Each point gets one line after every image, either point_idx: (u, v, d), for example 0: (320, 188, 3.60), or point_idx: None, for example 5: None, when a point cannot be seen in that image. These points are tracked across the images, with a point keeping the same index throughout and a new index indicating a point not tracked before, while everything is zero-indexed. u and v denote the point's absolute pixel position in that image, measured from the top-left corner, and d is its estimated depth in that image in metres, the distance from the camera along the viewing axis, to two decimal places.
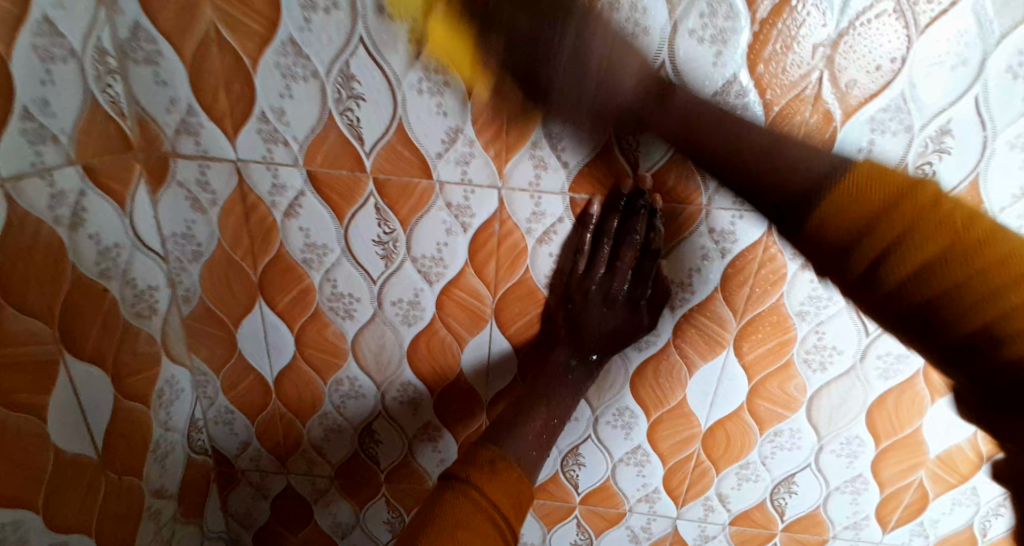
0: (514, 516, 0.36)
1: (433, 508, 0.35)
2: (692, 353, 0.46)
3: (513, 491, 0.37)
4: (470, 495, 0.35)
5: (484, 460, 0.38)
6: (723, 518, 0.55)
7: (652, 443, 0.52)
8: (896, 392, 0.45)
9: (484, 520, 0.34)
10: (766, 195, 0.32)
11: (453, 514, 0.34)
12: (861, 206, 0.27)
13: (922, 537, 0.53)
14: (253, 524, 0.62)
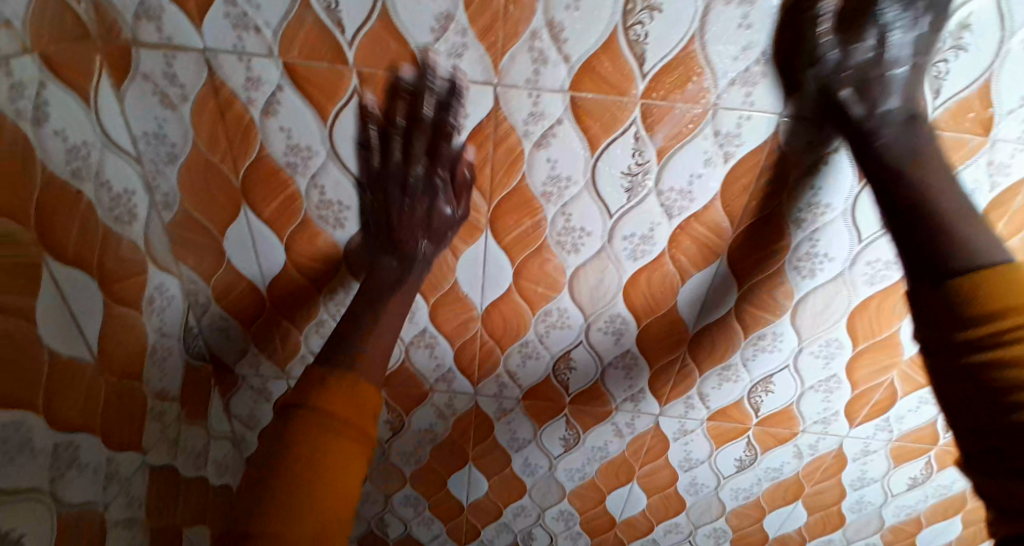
0: (362, 419, 0.36)
1: (277, 435, 0.35)
2: (687, 263, 0.46)
3: (356, 396, 0.36)
4: (313, 416, 0.35)
5: (315, 378, 0.37)
6: (702, 415, 0.59)
7: (640, 347, 0.54)
8: (879, 297, 0.47)
9: (337, 437, 0.35)
10: (897, 302, 0.34)
11: (298, 439, 0.34)
12: None
13: (886, 431, 0.57)
14: (258, 425, 0.64)
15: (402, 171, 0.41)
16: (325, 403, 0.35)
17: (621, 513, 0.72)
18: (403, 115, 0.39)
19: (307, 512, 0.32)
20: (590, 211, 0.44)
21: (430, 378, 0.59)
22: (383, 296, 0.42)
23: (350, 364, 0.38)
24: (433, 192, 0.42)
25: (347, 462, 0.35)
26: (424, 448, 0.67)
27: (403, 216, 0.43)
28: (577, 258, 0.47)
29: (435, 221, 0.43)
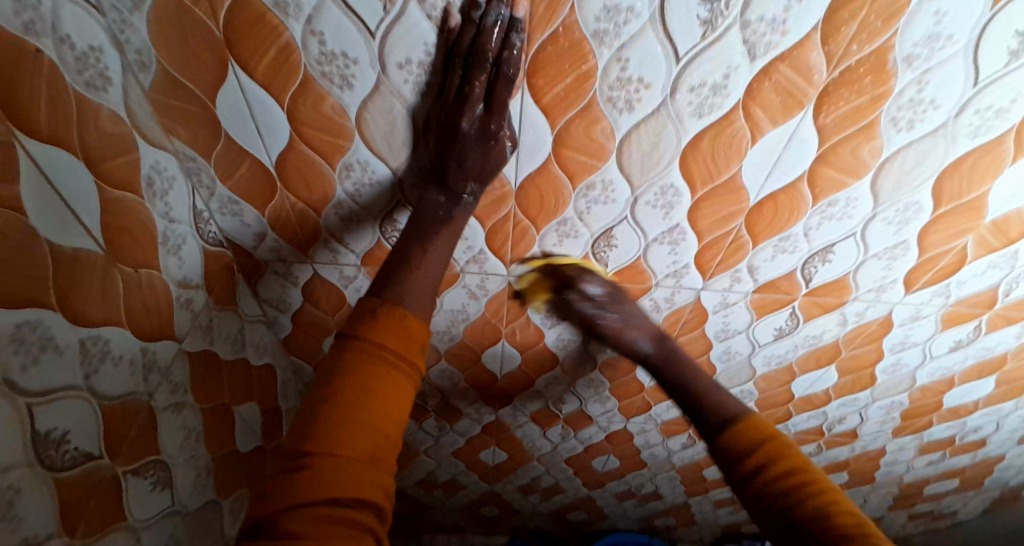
0: (410, 352, 0.39)
1: (333, 362, 0.37)
2: (762, 117, 0.39)
3: (405, 330, 0.39)
4: (366, 349, 0.37)
5: (366, 311, 0.39)
6: (748, 288, 0.56)
7: (691, 222, 0.49)
8: (978, 153, 0.40)
9: (385, 363, 0.37)
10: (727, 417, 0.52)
11: (352, 367, 0.36)
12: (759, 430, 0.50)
13: (942, 297, 0.55)
14: (290, 308, 0.63)
15: (458, 116, 0.39)
16: (376, 333, 0.38)
17: (650, 379, 0.74)
18: (468, 46, 0.35)
19: (359, 428, 0.35)
20: (652, 56, 0.36)
21: (461, 259, 0.56)
22: (428, 231, 0.44)
23: (399, 299, 0.40)
24: (489, 139, 0.41)
25: (394, 387, 0.37)
26: (458, 327, 0.67)
27: (456, 161, 0.42)
28: (631, 118, 0.40)
29: (488, 162, 0.42)
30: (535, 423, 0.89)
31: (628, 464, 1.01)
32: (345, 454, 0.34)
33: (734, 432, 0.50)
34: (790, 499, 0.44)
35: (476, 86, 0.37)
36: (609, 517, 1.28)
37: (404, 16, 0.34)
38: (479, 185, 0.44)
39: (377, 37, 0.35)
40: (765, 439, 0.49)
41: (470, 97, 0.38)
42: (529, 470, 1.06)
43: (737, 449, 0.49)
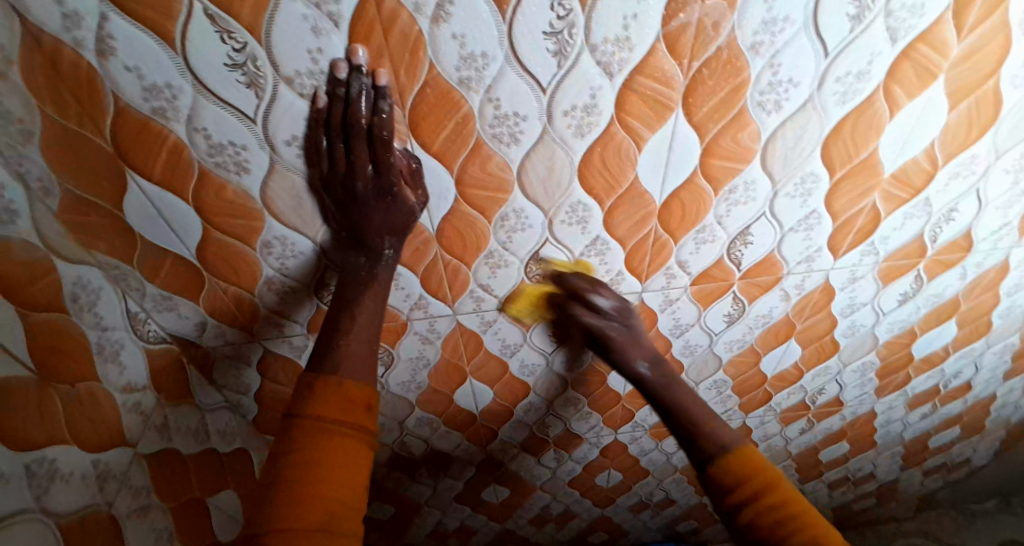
0: (353, 415, 0.41)
1: (283, 445, 0.39)
2: (639, 126, 0.41)
3: (345, 397, 0.41)
4: (308, 424, 0.40)
5: (304, 387, 0.42)
6: (685, 282, 0.57)
7: (609, 232, 0.51)
8: (853, 117, 0.42)
9: (332, 435, 0.39)
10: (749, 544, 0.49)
11: (296, 442, 0.39)
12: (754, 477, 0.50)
13: (872, 255, 0.57)
14: (249, 388, 0.63)
15: (348, 179, 0.41)
16: (318, 408, 0.41)
17: (624, 388, 0.75)
18: (342, 119, 0.38)
19: (310, 498, 0.37)
20: (518, 91, 0.38)
21: (405, 308, 0.57)
22: (354, 295, 0.46)
23: (335, 370, 0.43)
24: (388, 196, 0.42)
25: (341, 450, 0.39)
26: (422, 373, 0.67)
27: (365, 220, 0.43)
28: (520, 149, 0.42)
29: (395, 218, 0.44)
30: (527, 453, 0.88)
31: (631, 475, 1.00)
32: (298, 526, 0.35)
33: (720, 460, 0.52)
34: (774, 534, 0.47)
35: (360, 151, 0.39)
36: (630, 532, 1.25)
37: (277, 99, 0.36)
38: (397, 237, 0.45)
39: (257, 121, 0.37)
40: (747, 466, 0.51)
41: (356, 161, 0.40)
42: (536, 501, 1.04)
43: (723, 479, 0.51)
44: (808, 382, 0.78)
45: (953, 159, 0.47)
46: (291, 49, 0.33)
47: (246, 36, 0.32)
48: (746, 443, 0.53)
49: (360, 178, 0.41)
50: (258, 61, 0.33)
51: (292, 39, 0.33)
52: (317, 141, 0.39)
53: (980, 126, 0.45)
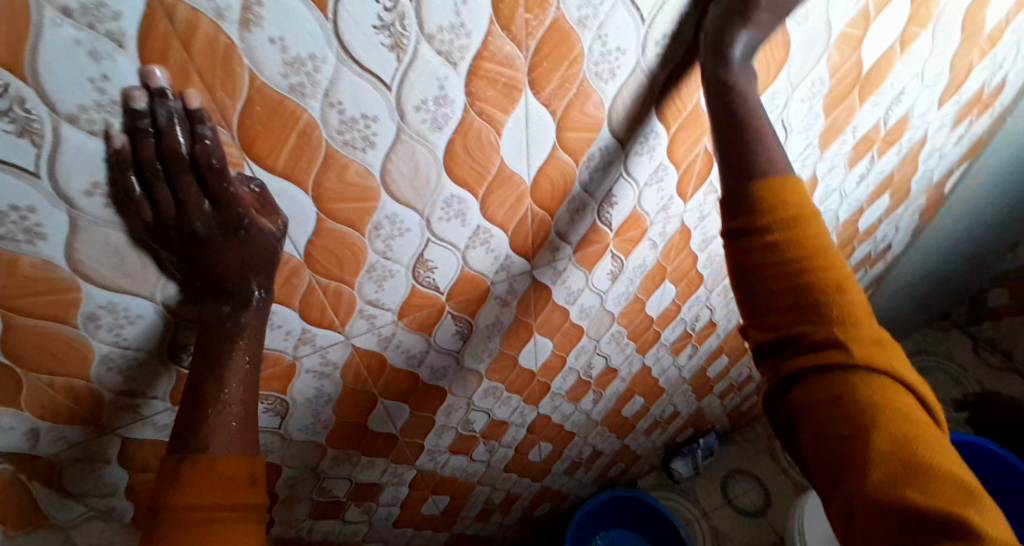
0: (233, 494, 0.37)
1: (151, 543, 0.36)
2: (492, 111, 0.41)
3: (219, 477, 0.37)
4: (177, 518, 0.36)
5: (168, 473, 0.37)
6: (569, 251, 0.60)
7: (488, 219, 0.50)
8: (675, 75, 0.47)
9: (211, 522, 0.36)
10: (795, 335, 0.44)
11: (166, 543, 0.35)
12: (821, 281, 0.44)
13: (713, 193, 0.65)
14: (116, 487, 0.54)
15: (181, 221, 0.35)
16: (188, 497, 0.36)
17: (535, 363, 0.77)
18: (158, 154, 0.32)
19: None
20: (360, 92, 0.35)
21: (290, 349, 0.51)
22: (216, 349, 0.40)
23: (206, 445, 0.38)
24: (237, 231, 0.37)
25: (222, 539, 0.36)
26: (327, 409, 0.62)
27: (212, 265, 0.38)
28: (377, 153, 0.39)
29: (252, 253, 0.38)
30: (458, 454, 0.87)
31: (560, 442, 1.04)
32: None
33: (784, 254, 0.45)
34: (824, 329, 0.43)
35: (188, 188, 0.34)
36: (570, 492, 1.31)
37: (62, 144, 0.29)
38: (262, 275, 0.40)
39: (43, 174, 0.30)
40: (782, 203, 0.45)
41: (184, 199, 0.34)
42: (477, 497, 1.03)
43: (754, 215, 0.46)
44: (687, 313, 0.88)
45: (762, 94, 0.55)
46: (67, 81, 0.27)
47: (6, 76, 0.25)
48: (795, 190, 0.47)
49: (199, 217, 0.35)
50: (28, 103, 0.27)
51: (62, 69, 0.26)
52: (128, 186, 0.33)
53: (777, 66, 0.53)
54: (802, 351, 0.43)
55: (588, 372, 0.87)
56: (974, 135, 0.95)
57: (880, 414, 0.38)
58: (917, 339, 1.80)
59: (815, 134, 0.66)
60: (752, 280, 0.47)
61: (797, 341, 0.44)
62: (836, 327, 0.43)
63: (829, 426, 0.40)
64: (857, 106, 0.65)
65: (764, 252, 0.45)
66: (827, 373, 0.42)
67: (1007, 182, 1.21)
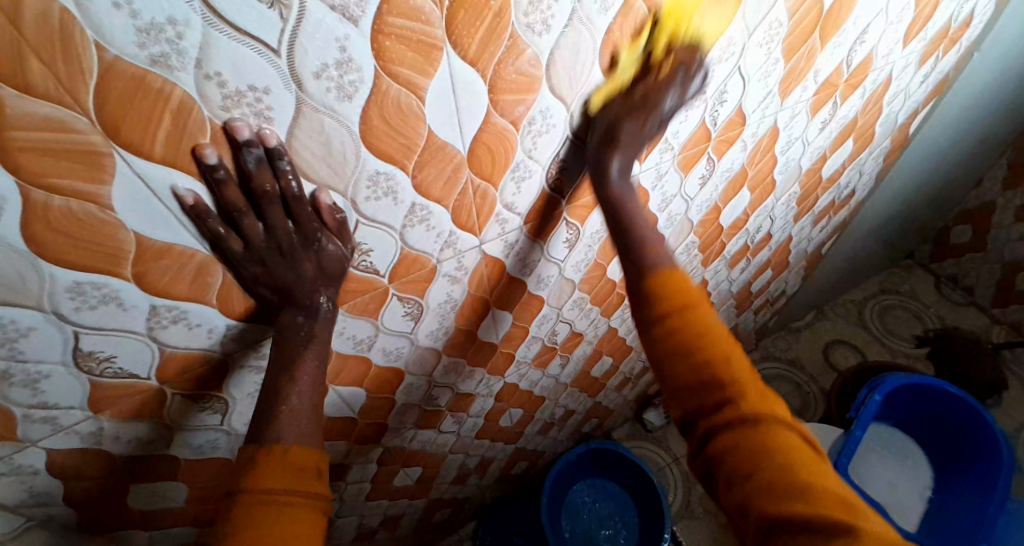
0: (303, 483, 0.42)
1: (229, 523, 0.40)
2: (410, 74, 0.36)
3: (291, 465, 0.42)
4: (254, 500, 0.40)
5: (247, 460, 0.42)
6: (518, 222, 0.57)
7: (424, 195, 0.46)
8: (618, 22, 0.42)
9: (281, 506, 0.40)
10: (703, 412, 0.53)
11: (244, 522, 0.39)
12: (710, 375, 0.52)
13: (669, 150, 0.61)
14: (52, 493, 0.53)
15: (272, 243, 0.41)
16: (264, 481, 0.41)
17: (496, 335, 0.75)
18: (241, 195, 0.37)
19: None
20: (240, 59, 0.30)
21: (215, 347, 0.48)
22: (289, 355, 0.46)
23: (277, 437, 0.43)
24: (313, 246, 0.43)
25: (295, 523, 0.40)
26: None
27: (293, 280, 0.44)
28: (276, 129, 0.34)
29: (325, 268, 0.45)
30: (425, 428, 0.86)
31: (530, 407, 1.04)
32: None
33: (669, 334, 0.53)
34: (716, 406, 0.52)
35: (274, 214, 0.39)
36: (545, 449, 1.34)
37: None
38: (332, 288, 0.47)
39: None
40: (664, 287, 0.53)
41: (272, 223, 0.40)
42: (450, 464, 1.04)
43: (651, 302, 0.53)
44: None
45: (715, 42, 0.51)
46: None
47: None
48: (671, 262, 0.54)
49: (271, 239, 0.41)
50: None
51: None
52: None
53: (729, 10, 0.48)
54: (706, 411, 0.52)
55: (552, 339, 0.86)
56: (938, 73, 0.92)
57: (767, 450, 0.48)
58: (880, 280, 1.85)
59: (774, 82, 0.62)
60: (665, 366, 0.54)
61: (706, 417, 0.52)
62: (730, 397, 0.51)
63: (738, 469, 0.49)
64: (817, 49, 0.61)
65: (672, 336, 0.52)
66: (730, 427, 0.50)
67: (967, 120, 1.21)
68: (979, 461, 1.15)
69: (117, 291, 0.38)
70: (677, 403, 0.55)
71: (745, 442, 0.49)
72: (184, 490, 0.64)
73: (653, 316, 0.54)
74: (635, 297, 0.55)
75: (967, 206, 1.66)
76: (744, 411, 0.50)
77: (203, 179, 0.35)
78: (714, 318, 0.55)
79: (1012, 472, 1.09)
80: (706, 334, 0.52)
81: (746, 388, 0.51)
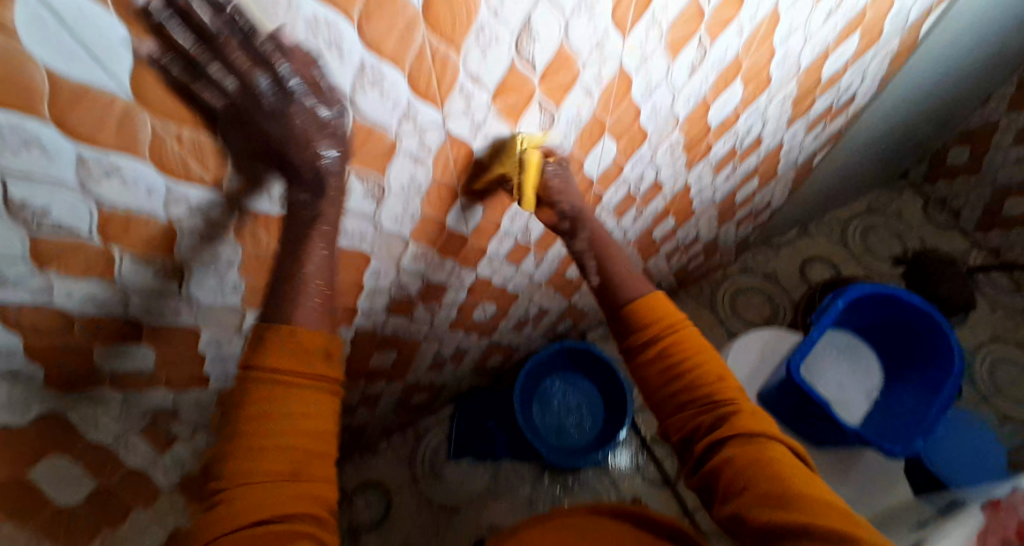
0: (305, 366, 0.50)
1: (242, 392, 0.48)
2: None
3: (300, 350, 0.50)
4: (263, 379, 0.48)
5: (257, 339, 0.50)
6: (485, 99, 0.53)
7: (372, 50, 0.41)
8: None
9: (288, 387, 0.49)
10: (700, 429, 0.61)
11: (255, 398, 0.48)
12: (701, 387, 0.63)
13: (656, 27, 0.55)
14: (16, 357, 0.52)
15: (246, 90, 0.39)
16: (271, 360, 0.49)
17: (466, 226, 0.74)
18: (191, 37, 0.35)
19: (268, 450, 0.46)
20: None
21: (159, 209, 0.46)
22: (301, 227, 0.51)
23: (287, 321, 0.50)
24: (295, 96, 0.41)
25: (303, 404, 0.49)
26: (232, 273, 0.59)
27: (284, 132, 0.43)
28: None
29: (314, 119, 0.43)
30: (397, 315, 0.88)
31: (504, 302, 1.07)
32: (265, 479, 0.45)
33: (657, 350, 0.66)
34: (708, 414, 0.61)
35: (236, 58, 0.37)
36: (520, 346, 1.40)
37: None
38: (333, 140, 0.46)
39: None
40: (654, 309, 0.68)
41: (240, 68, 0.38)
42: (426, 351, 1.09)
43: (640, 325, 0.68)
44: (629, 174, 0.83)
45: None
46: None
47: None
48: (654, 291, 0.71)
49: (231, 99, 0.40)
50: None
51: None
52: None
53: None
54: (705, 426, 0.61)
55: (525, 235, 0.86)
56: None
57: (769, 468, 0.54)
58: (869, 200, 1.83)
59: None
60: (663, 394, 0.66)
61: (701, 448, 0.61)
62: (724, 408, 0.61)
63: (738, 478, 0.55)
64: None
65: (655, 361, 0.66)
66: (728, 440, 0.58)
67: (990, 25, 1.11)
68: (933, 366, 1.16)
69: (38, 136, 0.36)
70: (673, 423, 0.65)
71: (741, 457, 0.56)
72: (155, 354, 0.64)
73: (643, 346, 0.67)
74: (626, 324, 0.69)
75: (970, 125, 1.58)
76: (732, 415, 0.60)
77: (144, 22, 0.33)
78: (703, 340, 0.67)
79: (959, 373, 1.10)
80: (689, 354, 0.65)
81: (743, 407, 0.61)
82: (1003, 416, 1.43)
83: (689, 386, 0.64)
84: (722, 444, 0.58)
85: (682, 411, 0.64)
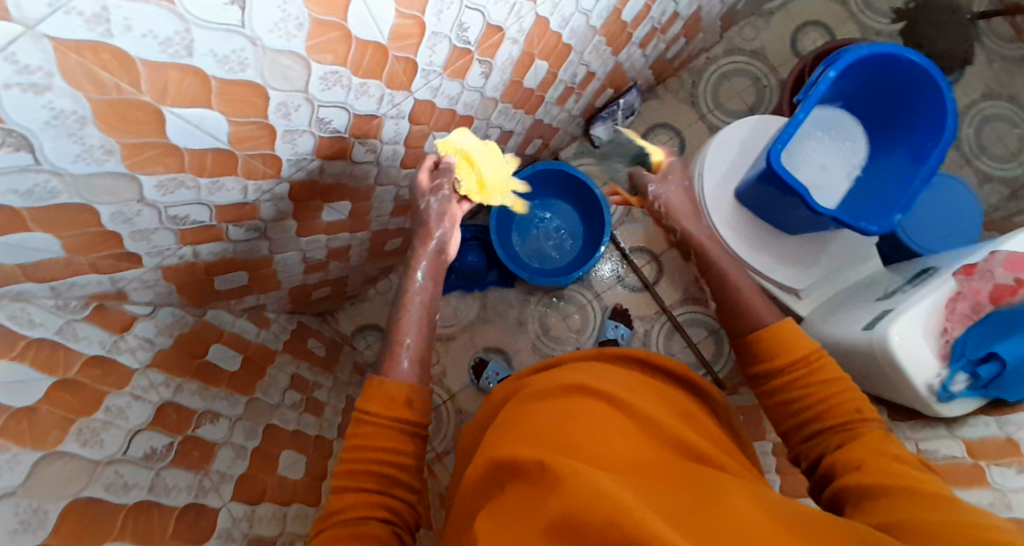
0: (403, 410, 0.71)
1: (357, 426, 0.70)
2: None
3: (395, 397, 0.71)
4: (366, 421, 0.70)
5: (371, 387, 0.72)
6: None
7: None
8: None
9: (382, 423, 0.69)
10: (832, 461, 0.63)
11: (365, 430, 0.69)
12: (832, 414, 0.67)
13: None
14: None
15: None
16: (374, 404, 0.70)
17: (381, 33, 0.59)
18: None
19: (372, 469, 0.67)
20: None
21: None
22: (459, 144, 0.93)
23: (391, 375, 0.73)
24: None
25: (391, 438, 0.69)
26: (90, 129, 0.46)
27: None
28: None
29: None
30: (332, 160, 0.75)
31: (457, 128, 0.94)
32: (365, 488, 0.65)
33: (781, 376, 0.72)
34: (832, 428, 0.66)
35: None
36: None
37: None
38: None
39: None
40: (782, 346, 0.73)
41: None
42: (383, 198, 0.98)
43: (768, 353, 0.74)
44: None
45: None
46: None
47: None
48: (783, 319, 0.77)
49: None
50: None
51: None
52: None
53: None
54: (830, 445, 0.65)
55: (462, 36, 0.70)
56: None
57: (900, 484, 0.53)
58: None
59: None
60: (784, 412, 0.72)
61: (833, 471, 0.62)
62: (852, 429, 0.65)
63: (869, 495, 0.54)
64: None
65: (782, 389, 0.72)
66: (869, 469, 0.57)
67: None
68: (926, 133, 1.08)
69: None
70: (800, 448, 0.70)
71: (881, 486, 0.54)
72: (56, 240, 0.56)
73: (765, 374, 0.74)
74: (757, 353, 0.76)
75: None
76: (859, 432, 0.64)
77: None
78: (837, 371, 0.71)
79: (952, 133, 1.03)
80: (817, 393, 0.69)
81: (863, 422, 0.66)
82: (980, 175, 1.42)
83: (819, 409, 0.68)
84: (846, 450, 0.62)
85: (804, 437, 0.69)
